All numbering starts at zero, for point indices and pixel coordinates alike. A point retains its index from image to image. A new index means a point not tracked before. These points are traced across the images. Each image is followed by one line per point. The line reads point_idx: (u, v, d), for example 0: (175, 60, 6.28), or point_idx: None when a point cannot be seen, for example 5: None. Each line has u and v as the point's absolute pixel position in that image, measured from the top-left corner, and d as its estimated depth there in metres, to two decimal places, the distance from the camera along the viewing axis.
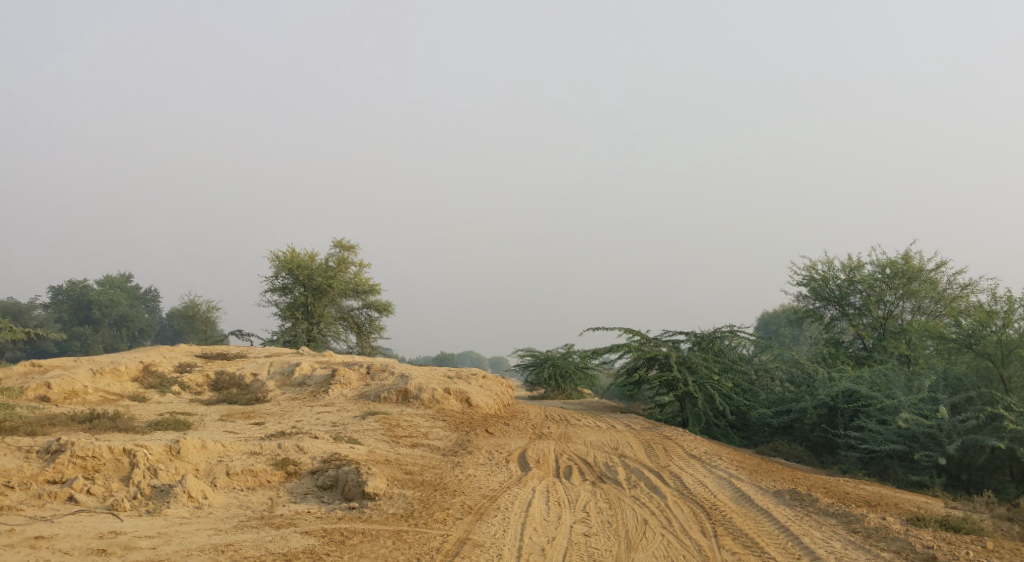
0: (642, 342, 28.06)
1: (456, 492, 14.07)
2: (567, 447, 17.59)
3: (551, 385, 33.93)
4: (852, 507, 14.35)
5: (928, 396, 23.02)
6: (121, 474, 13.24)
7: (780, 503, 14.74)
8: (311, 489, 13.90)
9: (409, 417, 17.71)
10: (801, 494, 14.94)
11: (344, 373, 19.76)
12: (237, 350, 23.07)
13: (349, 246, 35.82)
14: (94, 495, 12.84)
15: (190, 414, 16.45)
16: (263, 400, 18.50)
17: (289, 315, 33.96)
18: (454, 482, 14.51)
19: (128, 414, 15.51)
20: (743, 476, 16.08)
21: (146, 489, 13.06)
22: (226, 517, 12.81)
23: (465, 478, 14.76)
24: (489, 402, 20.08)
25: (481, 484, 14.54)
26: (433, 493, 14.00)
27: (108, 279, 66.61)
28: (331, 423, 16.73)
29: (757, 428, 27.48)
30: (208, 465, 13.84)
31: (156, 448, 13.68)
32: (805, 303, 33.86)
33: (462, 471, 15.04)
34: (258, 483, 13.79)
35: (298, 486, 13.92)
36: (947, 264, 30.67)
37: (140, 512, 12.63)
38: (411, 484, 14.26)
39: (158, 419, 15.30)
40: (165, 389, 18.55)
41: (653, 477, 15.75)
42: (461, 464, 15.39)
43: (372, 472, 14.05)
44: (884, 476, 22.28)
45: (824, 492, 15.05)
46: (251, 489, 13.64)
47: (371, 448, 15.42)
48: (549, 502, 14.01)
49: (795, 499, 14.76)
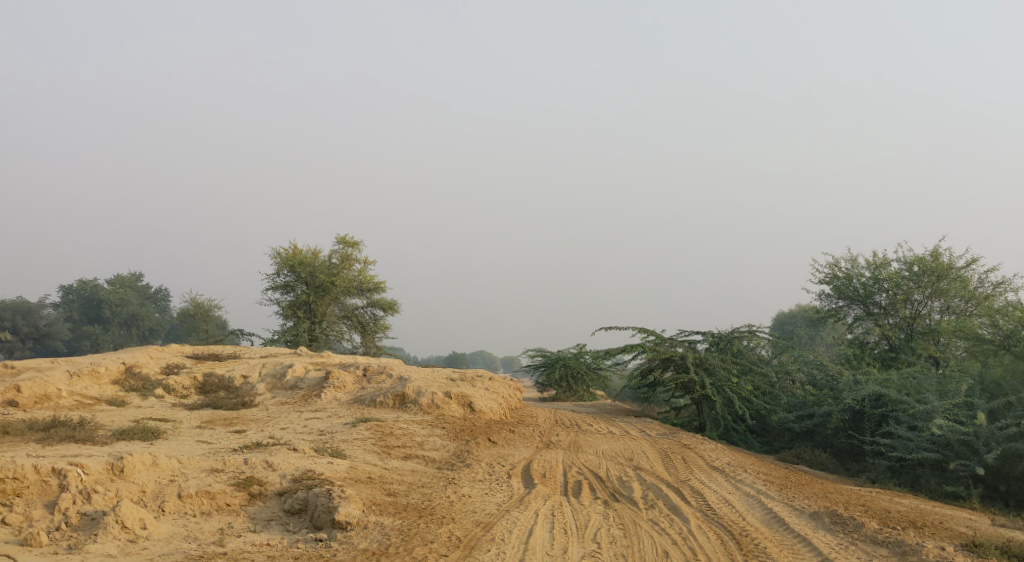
0: (657, 342, 26.78)
1: (445, 519, 12.78)
2: (576, 458, 16.31)
3: (562, 386, 32.72)
4: (903, 534, 12.99)
5: (964, 400, 21.65)
6: (47, 499, 12.14)
7: (819, 528, 13.41)
8: (277, 514, 12.73)
9: (405, 424, 16.45)
10: (843, 517, 13.57)
11: (338, 375, 18.55)
12: (230, 351, 21.90)
13: (352, 243, 34.66)
14: (11, 525, 11.78)
15: (167, 421, 15.28)
16: (250, 404, 17.31)
17: (291, 313, 32.83)
18: (443, 505, 13.23)
19: (96, 422, 14.38)
20: (773, 493, 14.72)
21: (73, 517, 11.97)
22: (161, 554, 11.63)
23: (458, 499, 13.48)
24: (494, 406, 18.79)
25: (476, 507, 13.27)
26: (416, 520, 12.72)
27: (120, 278, 65.77)
28: (317, 431, 15.53)
29: (777, 433, 26.11)
30: (157, 486, 12.72)
31: (94, 467, 12.56)
32: (827, 303, 32.45)
33: (454, 490, 13.75)
34: (214, 507, 12.64)
35: (262, 510, 12.76)
36: (978, 261, 29.26)
37: (58, 548, 11.55)
38: (391, 509, 12.97)
39: (124, 428, 14.19)
40: (148, 391, 17.36)
41: (672, 495, 14.46)
42: (455, 481, 14.10)
43: (347, 496, 12.78)
44: (915, 486, 21.05)
45: (867, 513, 13.71)
46: (205, 515, 12.50)
47: (352, 463, 14.14)
48: (554, 530, 12.73)
49: (836, 523, 13.42)
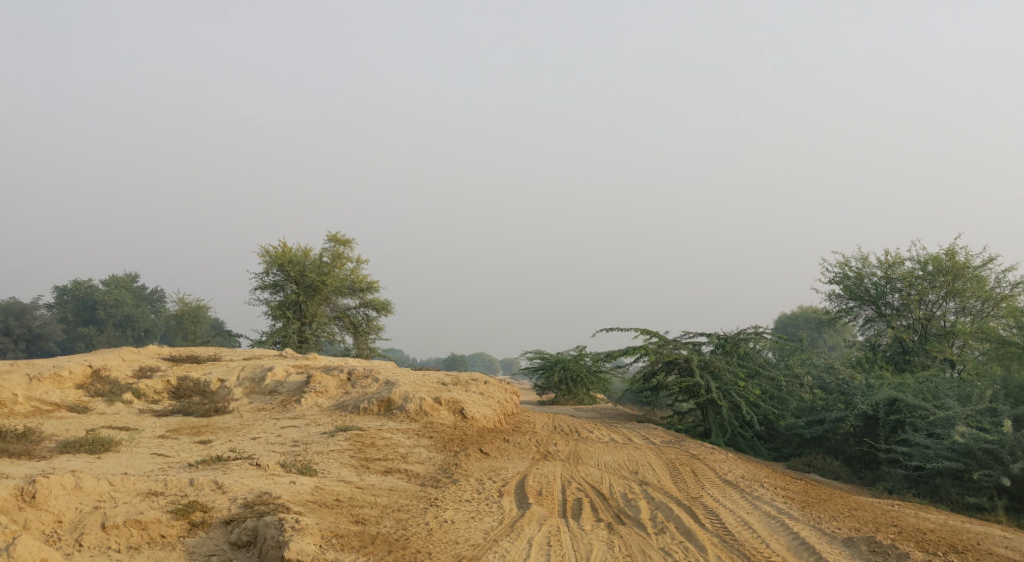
0: (660, 344, 25.62)
1: (421, 555, 11.52)
2: (576, 471, 15.09)
3: (561, 389, 31.51)
4: None
5: (987, 407, 20.46)
6: None
7: (855, 557, 12.24)
8: (221, 547, 11.53)
9: (388, 433, 15.24)
10: (882, 544, 12.41)
11: (320, 379, 17.37)
12: (210, 353, 20.72)
13: (345, 241, 33.47)
14: None
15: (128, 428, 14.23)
16: (223, 409, 16.09)
17: (281, 313, 31.62)
18: (419, 536, 11.96)
19: (42, 435, 13.29)
20: (797, 513, 13.55)
21: None
22: None
23: (441, 526, 12.24)
24: (488, 412, 17.56)
25: (461, 536, 12.03)
26: (387, 554, 11.48)
27: (114, 278, 64.62)
28: (291, 442, 14.33)
29: (785, 439, 24.89)
30: (76, 515, 11.55)
31: (2, 493, 11.37)
32: (837, 303, 31.27)
33: (435, 516, 12.48)
34: (146, 539, 11.48)
35: (203, 542, 11.55)
36: (995, 260, 28.14)
37: None
38: (358, 541, 11.71)
39: (69, 439, 13.15)
40: (116, 397, 16.15)
41: (685, 517, 13.25)
42: (437, 503, 12.85)
43: (301, 529, 11.47)
44: (935, 498, 19.89)
45: (906, 540, 12.57)
46: (133, 549, 11.35)
47: (318, 483, 12.89)
48: None
49: (875, 552, 12.26)
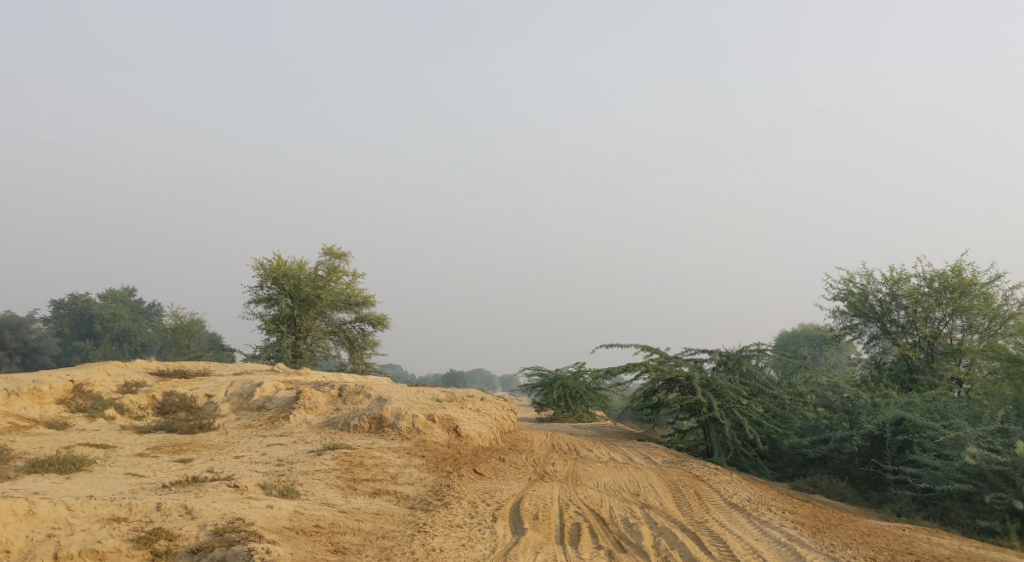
0: (661, 361, 25.07)
1: None
2: (574, 493, 14.51)
3: (560, 406, 30.91)
4: None
5: (998, 427, 19.89)
6: None
7: None
8: None
9: (377, 452, 14.67)
10: None
11: (310, 395, 16.81)
12: (199, 368, 20.17)
13: (341, 254, 32.97)
14: None
15: (105, 447, 13.74)
16: (208, 426, 15.51)
17: (274, 327, 31.05)
18: None
19: (12, 455, 12.78)
20: (807, 541, 12.99)
21: None
22: None
23: (430, 554, 11.64)
24: (484, 430, 16.98)
25: None
26: None
27: (111, 292, 64.08)
28: (275, 462, 13.78)
29: (789, 459, 24.27)
30: (27, 545, 10.97)
31: None
32: (842, 320, 30.74)
33: (422, 543, 11.87)
34: None
35: None
36: (1002, 277, 27.68)
37: None
38: None
39: (37, 459, 12.63)
40: (98, 412, 15.59)
41: (690, 545, 12.66)
42: (425, 529, 12.24)
43: None
44: (944, 520, 19.30)
45: None
46: None
47: (298, 507, 12.29)
48: None
49: None
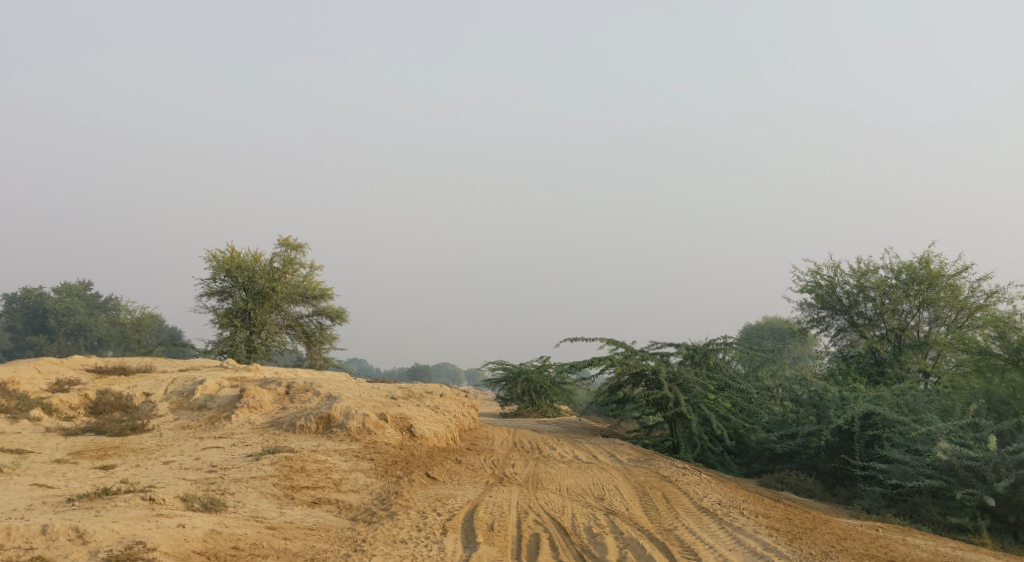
0: (626, 354, 24.29)
1: None
2: (533, 498, 13.69)
3: (524, 401, 30.17)
4: None
5: (969, 421, 19.33)
6: None
7: None
8: None
9: (322, 456, 13.76)
10: None
11: (254, 393, 15.83)
12: (141, 364, 19.08)
13: (297, 245, 31.85)
14: None
15: (18, 456, 12.70)
16: (142, 427, 14.49)
17: (227, 322, 29.91)
18: None
19: None
20: (784, 550, 12.30)
21: None
22: None
23: None
24: (441, 430, 16.10)
25: None
26: None
27: (66, 285, 62.40)
28: (207, 468, 12.87)
29: (756, 454, 23.66)
30: None
31: None
32: (809, 313, 30.22)
33: None
34: None
35: None
36: (969, 268, 27.29)
37: None
38: None
39: None
40: (23, 414, 14.52)
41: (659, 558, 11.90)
42: (364, 548, 11.30)
43: None
44: (915, 518, 18.76)
45: None
46: None
47: (217, 525, 11.27)
48: None
49: None
